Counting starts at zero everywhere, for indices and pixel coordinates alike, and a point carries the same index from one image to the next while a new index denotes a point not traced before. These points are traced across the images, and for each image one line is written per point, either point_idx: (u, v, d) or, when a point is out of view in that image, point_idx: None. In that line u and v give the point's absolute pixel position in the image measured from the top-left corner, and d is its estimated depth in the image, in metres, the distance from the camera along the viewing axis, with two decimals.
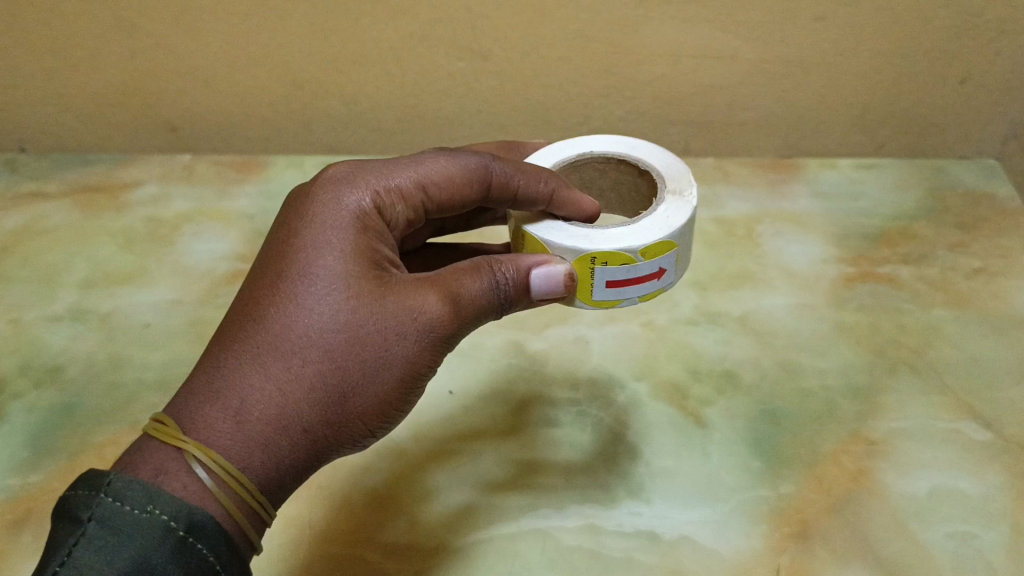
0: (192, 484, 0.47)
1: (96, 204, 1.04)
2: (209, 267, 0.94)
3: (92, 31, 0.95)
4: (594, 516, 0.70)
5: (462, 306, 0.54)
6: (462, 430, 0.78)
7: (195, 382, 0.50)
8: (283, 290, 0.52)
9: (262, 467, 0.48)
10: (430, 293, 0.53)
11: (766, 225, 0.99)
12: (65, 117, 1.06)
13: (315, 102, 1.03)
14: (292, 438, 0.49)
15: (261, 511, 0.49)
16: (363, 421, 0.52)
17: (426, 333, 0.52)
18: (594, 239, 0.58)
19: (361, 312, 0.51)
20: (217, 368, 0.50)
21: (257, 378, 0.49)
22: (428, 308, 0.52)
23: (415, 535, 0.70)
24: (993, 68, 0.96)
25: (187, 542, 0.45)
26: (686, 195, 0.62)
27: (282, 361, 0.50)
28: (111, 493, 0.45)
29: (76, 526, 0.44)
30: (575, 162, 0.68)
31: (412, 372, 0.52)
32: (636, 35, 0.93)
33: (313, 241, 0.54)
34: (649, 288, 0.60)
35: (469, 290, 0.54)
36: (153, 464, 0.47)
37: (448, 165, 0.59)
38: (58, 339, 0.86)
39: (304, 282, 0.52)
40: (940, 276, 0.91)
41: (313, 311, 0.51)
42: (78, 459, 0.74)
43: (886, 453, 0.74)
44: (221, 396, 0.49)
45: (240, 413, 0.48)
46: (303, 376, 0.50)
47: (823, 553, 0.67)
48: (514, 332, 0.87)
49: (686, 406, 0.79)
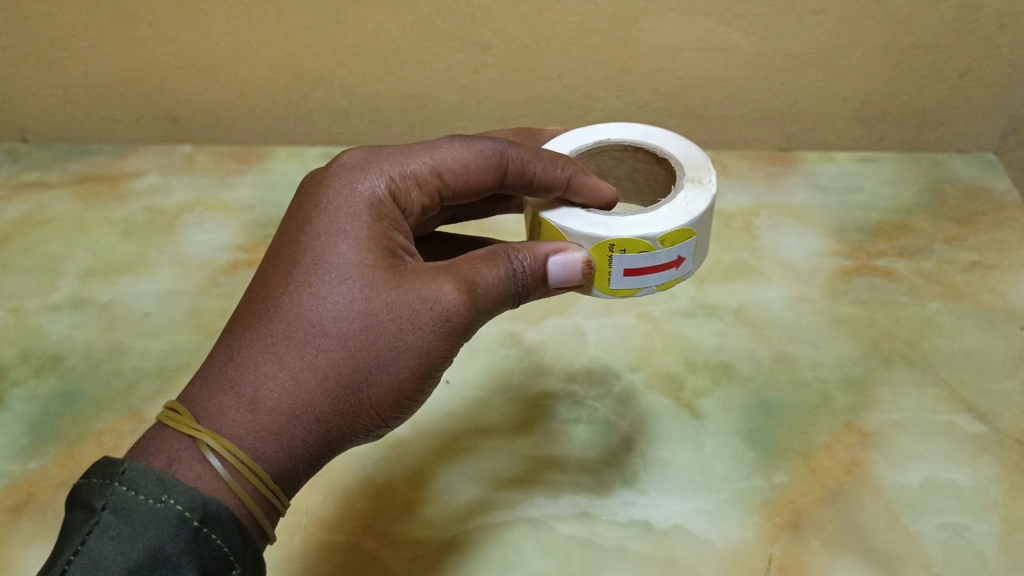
0: (206, 473, 0.47)
1: (97, 194, 1.05)
2: (208, 256, 0.94)
3: (94, 22, 0.96)
4: (588, 505, 0.71)
5: (477, 295, 0.54)
6: (460, 420, 0.78)
7: (209, 370, 0.51)
8: (297, 279, 0.53)
9: (275, 455, 0.49)
10: (445, 282, 0.53)
11: (764, 218, 0.99)
12: (66, 107, 1.06)
13: (316, 94, 1.03)
14: (306, 426, 0.49)
15: (275, 500, 0.49)
16: (378, 410, 0.52)
17: (443, 321, 0.52)
18: (612, 226, 0.58)
19: (375, 302, 0.51)
20: (231, 357, 0.50)
21: (271, 367, 0.50)
22: (443, 296, 0.53)
23: (412, 523, 0.70)
24: (992, 62, 0.96)
25: (201, 533, 0.45)
26: (705, 182, 0.62)
27: (296, 350, 0.50)
28: (125, 483, 0.45)
29: (90, 514, 0.45)
30: (592, 150, 0.69)
31: (428, 361, 0.53)
32: (634, 28, 0.93)
33: (327, 230, 0.54)
34: (667, 277, 0.61)
35: (484, 279, 0.55)
36: (166, 453, 0.47)
37: (464, 151, 0.60)
38: (58, 327, 0.87)
39: (318, 270, 0.53)
40: (936, 269, 0.91)
41: (327, 301, 0.51)
42: (78, 445, 0.75)
43: (880, 445, 0.75)
44: (235, 384, 0.49)
45: (253, 402, 0.49)
46: (317, 365, 0.50)
47: (815, 543, 0.68)
48: (512, 322, 0.88)
49: (682, 397, 0.79)
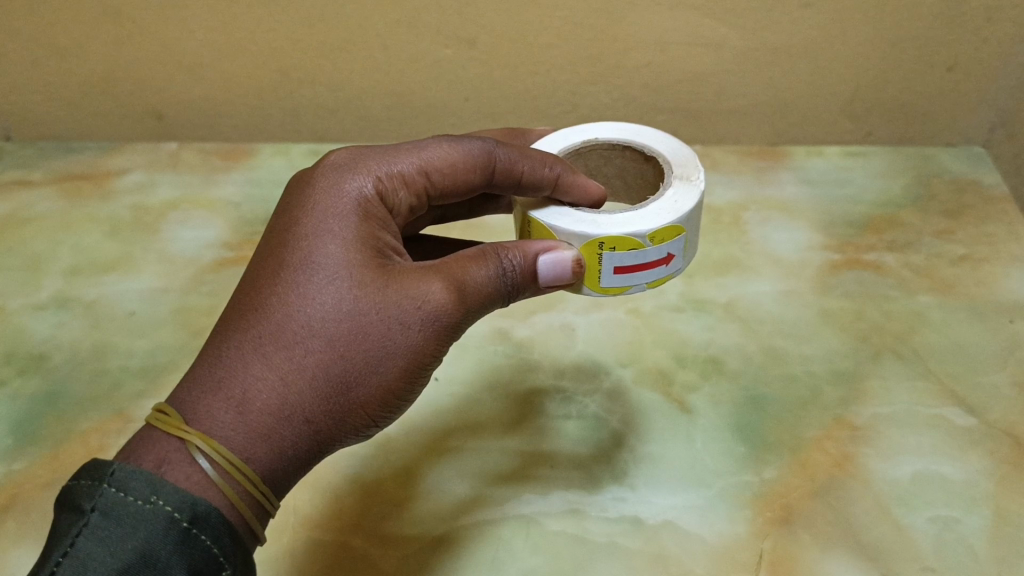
0: (195, 474, 0.46)
1: (82, 192, 1.04)
2: (194, 254, 0.93)
3: (78, 19, 0.95)
4: (578, 501, 0.70)
5: (467, 295, 0.53)
6: (448, 418, 0.78)
7: (196, 372, 0.50)
8: (286, 280, 0.52)
9: (265, 457, 0.48)
10: (434, 282, 0.53)
11: (753, 213, 0.99)
12: (50, 105, 1.05)
13: (303, 90, 1.02)
14: (295, 428, 0.49)
15: (264, 502, 0.49)
16: (368, 410, 0.51)
17: (431, 321, 0.52)
18: (602, 224, 0.58)
19: (364, 302, 0.51)
20: (219, 358, 0.50)
21: (259, 368, 0.49)
22: (431, 295, 0.52)
23: (400, 521, 0.70)
24: (980, 56, 0.96)
25: (191, 534, 0.45)
26: (694, 180, 0.62)
27: (285, 351, 0.50)
28: (114, 484, 0.45)
29: (79, 516, 0.44)
30: (580, 149, 0.68)
31: (417, 360, 0.52)
32: (623, 22, 0.93)
33: (315, 230, 0.54)
34: (658, 274, 0.60)
35: (474, 277, 0.54)
36: (155, 455, 0.47)
37: (452, 150, 0.59)
38: (43, 327, 0.86)
39: (306, 271, 0.52)
40: (925, 263, 0.91)
41: (316, 301, 0.51)
42: (62, 446, 0.74)
43: (870, 439, 0.75)
44: (223, 385, 0.49)
45: (242, 403, 0.48)
46: (305, 365, 0.49)
47: (806, 537, 0.68)
48: (501, 319, 0.87)
49: (672, 392, 0.79)
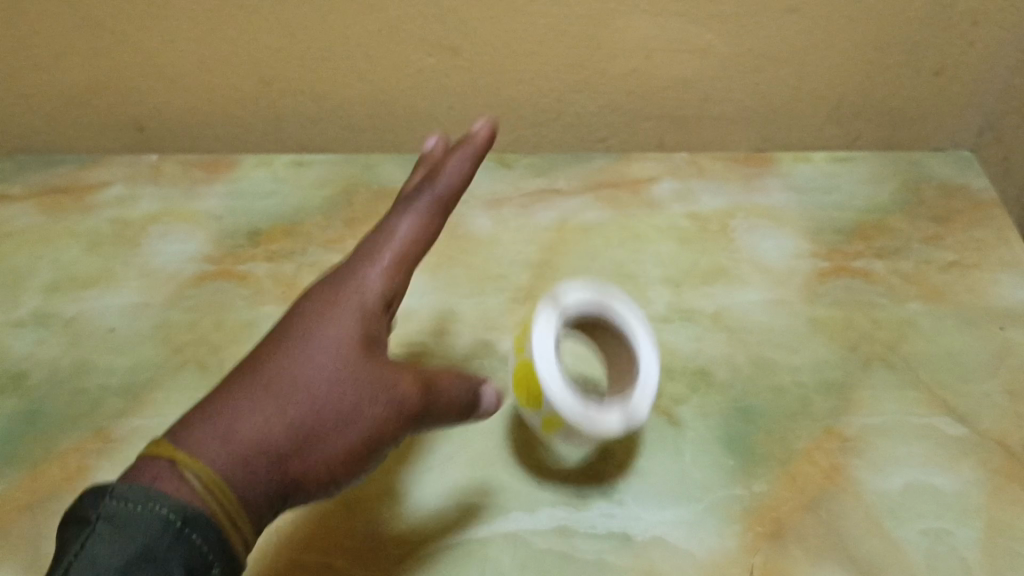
0: (184, 487, 0.50)
1: (62, 206, 1.00)
2: (176, 269, 0.91)
3: (58, 29, 0.94)
4: (565, 518, 0.69)
5: (427, 399, 0.62)
6: (431, 434, 0.75)
7: (187, 415, 0.55)
8: (287, 344, 0.60)
9: (242, 484, 0.52)
10: (405, 376, 0.61)
11: (740, 221, 0.96)
12: (29, 117, 1.04)
13: (285, 100, 1.01)
14: (266, 464, 0.54)
15: (245, 542, 0.53)
16: (330, 467, 0.57)
17: (395, 404, 0.60)
18: None
19: (349, 374, 0.59)
20: (206, 406, 0.55)
21: (247, 406, 0.55)
22: (402, 386, 0.60)
23: (384, 541, 0.68)
24: (966, 59, 0.96)
25: (184, 531, 0.49)
26: None
27: (274, 401, 0.56)
28: (115, 496, 0.50)
29: (86, 525, 0.49)
30: None
31: (376, 442, 0.59)
32: (607, 29, 0.93)
33: (321, 308, 0.62)
34: None
35: (416, 381, 0.62)
36: (149, 472, 0.51)
37: (422, 228, 0.67)
38: (22, 345, 0.84)
39: (304, 341, 0.60)
40: (914, 269, 0.91)
41: (310, 366, 0.58)
42: (42, 468, 0.73)
43: (860, 450, 0.74)
44: (213, 421, 0.54)
45: (225, 434, 0.53)
46: (285, 415, 0.56)
47: (797, 552, 0.67)
48: (485, 332, 0.85)
49: (660, 404, 0.78)
